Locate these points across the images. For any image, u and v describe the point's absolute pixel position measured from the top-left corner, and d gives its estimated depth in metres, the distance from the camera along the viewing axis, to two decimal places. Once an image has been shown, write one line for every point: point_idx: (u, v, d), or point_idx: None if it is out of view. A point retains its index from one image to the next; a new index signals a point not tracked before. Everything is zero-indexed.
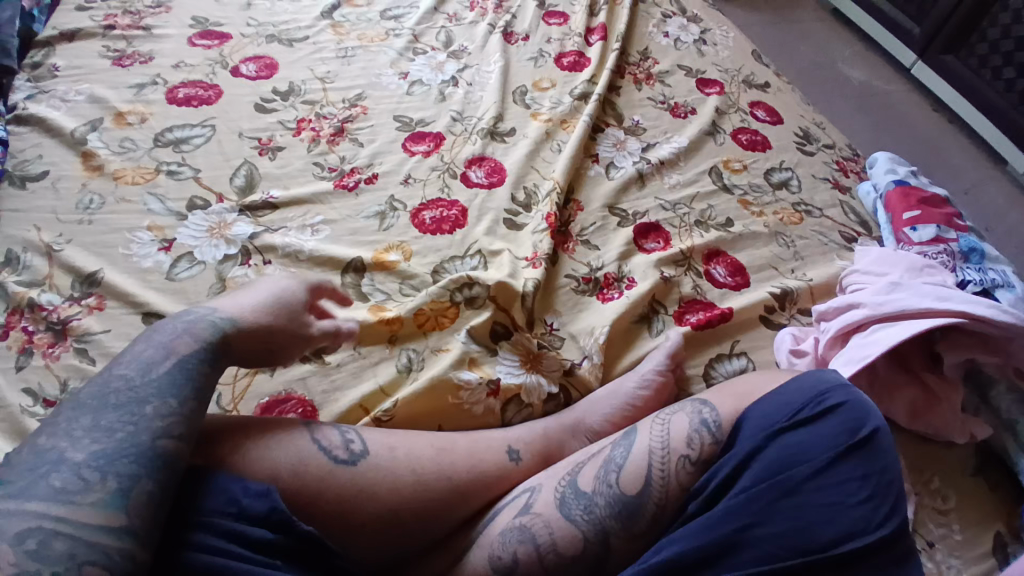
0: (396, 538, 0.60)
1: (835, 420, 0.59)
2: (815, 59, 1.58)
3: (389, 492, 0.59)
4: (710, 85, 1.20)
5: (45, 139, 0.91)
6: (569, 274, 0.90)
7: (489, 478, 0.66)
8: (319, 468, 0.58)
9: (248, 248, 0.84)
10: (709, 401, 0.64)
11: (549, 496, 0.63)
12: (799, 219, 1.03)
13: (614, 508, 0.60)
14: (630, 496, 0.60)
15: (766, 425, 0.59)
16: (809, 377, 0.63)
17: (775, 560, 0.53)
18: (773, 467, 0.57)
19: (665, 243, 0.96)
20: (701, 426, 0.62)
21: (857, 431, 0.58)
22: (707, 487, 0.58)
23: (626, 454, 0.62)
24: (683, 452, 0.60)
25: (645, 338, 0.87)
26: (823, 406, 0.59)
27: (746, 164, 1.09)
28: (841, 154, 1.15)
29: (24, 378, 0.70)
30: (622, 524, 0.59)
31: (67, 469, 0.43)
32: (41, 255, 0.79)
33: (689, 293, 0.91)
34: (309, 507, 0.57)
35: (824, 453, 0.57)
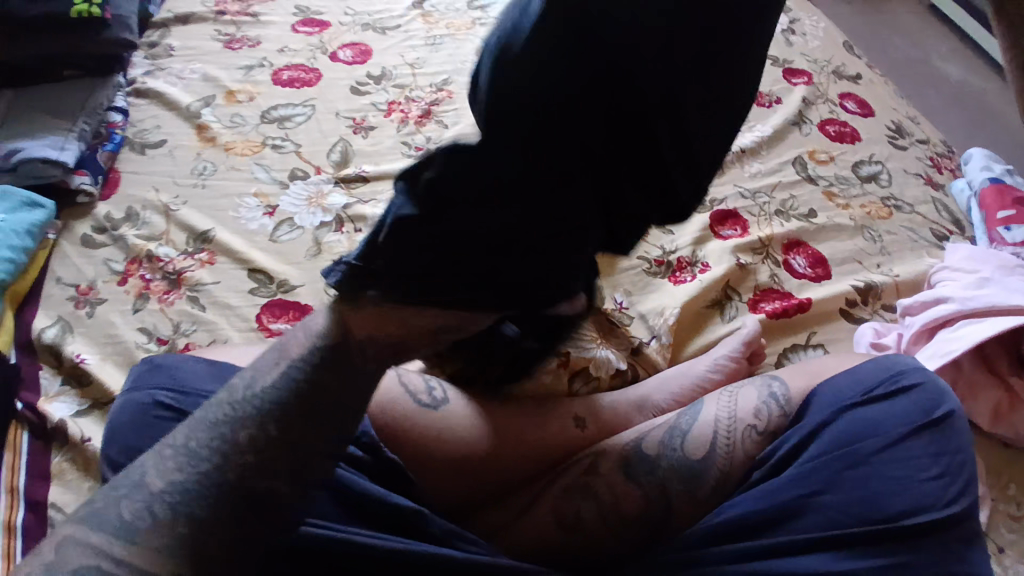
0: (469, 484, 0.65)
1: (909, 400, 0.61)
2: (914, 53, 1.50)
3: (463, 441, 0.65)
4: (798, 75, 1.17)
5: (162, 111, 1.00)
6: (641, 256, 0.91)
7: (555, 441, 0.68)
8: (405, 410, 0.65)
9: (343, 216, 0.90)
10: (779, 376, 0.68)
11: (613, 458, 0.65)
12: (887, 213, 0.99)
13: (679, 470, 0.62)
14: (696, 461, 0.63)
15: (840, 401, 0.62)
16: (885, 359, 0.65)
17: (842, 527, 0.56)
18: (842, 439, 0.59)
19: (742, 230, 0.95)
20: (769, 399, 0.65)
21: (931, 411, 0.60)
22: (773, 456, 0.62)
23: (693, 421, 0.64)
24: (751, 422, 0.64)
25: (717, 323, 0.86)
26: (897, 385, 0.62)
27: (833, 156, 1.06)
28: (935, 149, 1.10)
29: (141, 319, 0.79)
30: (686, 485, 0.62)
31: (142, 497, 0.42)
32: (159, 213, 0.88)
33: (766, 281, 0.90)
34: (396, 440, 0.65)
35: (894, 430, 0.59)
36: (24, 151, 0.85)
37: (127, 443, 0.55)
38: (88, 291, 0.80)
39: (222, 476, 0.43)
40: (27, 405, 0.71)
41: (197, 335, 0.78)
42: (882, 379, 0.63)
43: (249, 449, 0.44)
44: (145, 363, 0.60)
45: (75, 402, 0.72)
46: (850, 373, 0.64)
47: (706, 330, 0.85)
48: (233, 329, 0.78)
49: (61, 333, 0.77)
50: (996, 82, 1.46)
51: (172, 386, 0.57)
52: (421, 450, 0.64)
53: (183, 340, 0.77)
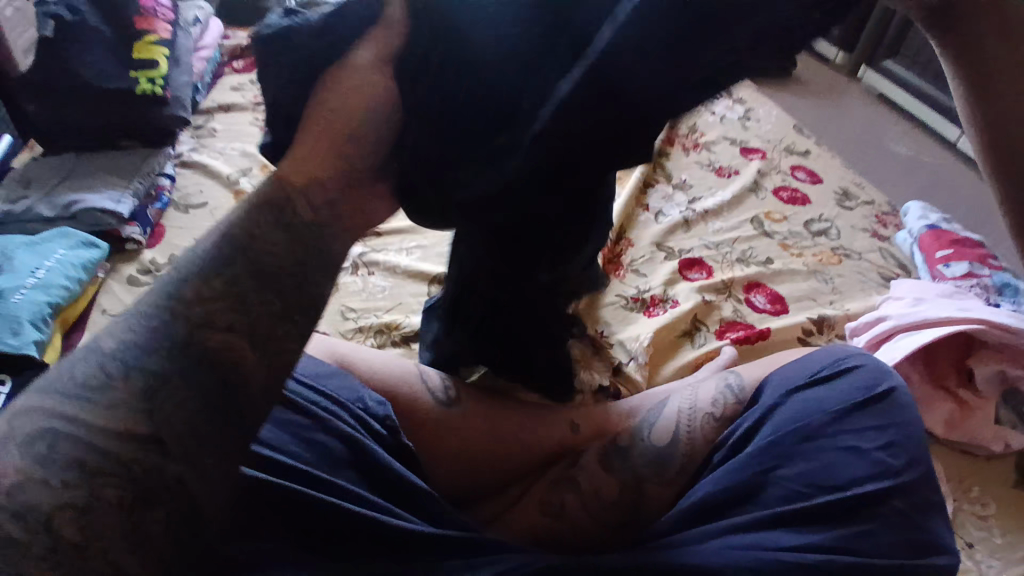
0: (471, 472, 0.71)
1: (852, 379, 0.70)
2: (862, 136, 1.68)
3: (471, 433, 0.72)
4: (753, 152, 1.34)
5: (204, 180, 1.16)
6: (618, 294, 1.02)
7: (551, 440, 0.73)
8: (422, 402, 0.73)
9: (357, 263, 1.04)
10: (735, 372, 0.77)
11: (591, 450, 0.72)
12: (838, 260, 1.11)
13: (648, 457, 0.70)
14: (662, 447, 0.70)
15: (789, 386, 0.71)
16: (829, 349, 0.75)
17: (800, 496, 0.62)
18: (791, 418, 0.67)
19: (708, 274, 1.07)
20: (725, 390, 0.74)
21: (874, 388, 0.68)
22: (731, 438, 0.69)
23: (658, 415, 0.73)
24: (708, 409, 0.73)
25: (687, 349, 0.96)
26: (839, 367, 0.71)
27: (787, 215, 1.20)
28: (879, 209, 1.24)
29: None
30: (654, 471, 0.69)
31: (94, 358, 0.37)
32: None
33: (730, 315, 1.00)
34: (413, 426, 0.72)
35: (838, 405, 0.67)
36: (84, 203, 0.99)
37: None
38: None
39: (172, 332, 0.38)
40: None
41: None
42: (825, 365, 0.72)
43: (192, 304, 0.39)
44: None
45: None
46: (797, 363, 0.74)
47: (678, 355, 0.95)
48: None
49: None
50: (937, 158, 1.63)
51: None
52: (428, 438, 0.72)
53: None
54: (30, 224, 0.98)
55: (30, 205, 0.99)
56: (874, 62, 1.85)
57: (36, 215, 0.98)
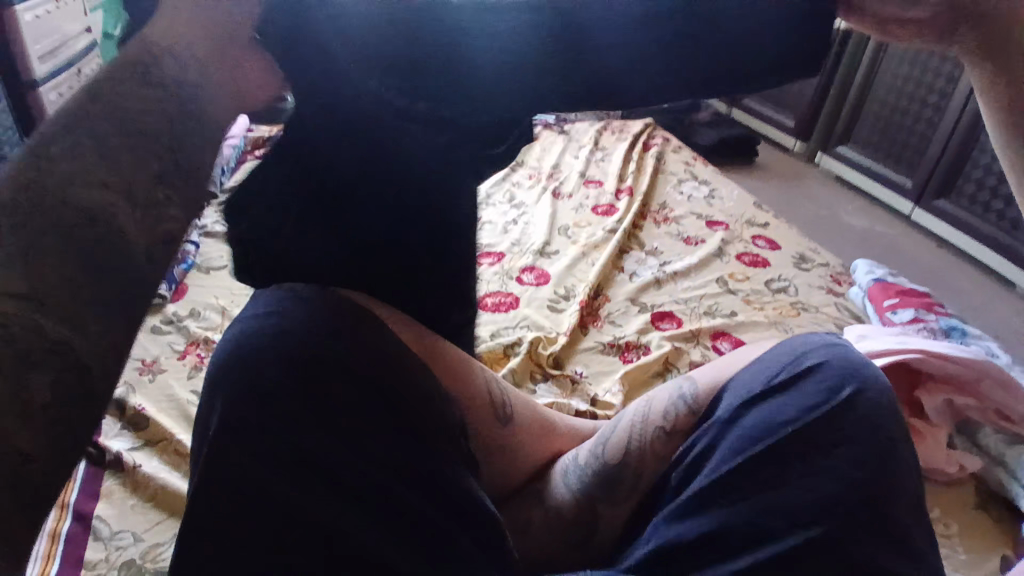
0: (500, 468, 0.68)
1: (815, 381, 0.63)
2: (820, 212, 1.85)
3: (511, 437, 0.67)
4: (717, 224, 1.49)
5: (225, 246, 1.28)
6: (596, 340, 1.13)
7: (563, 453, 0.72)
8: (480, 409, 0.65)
9: None
10: (691, 376, 0.71)
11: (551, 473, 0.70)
12: (796, 313, 1.22)
13: (598, 480, 0.67)
14: (612, 469, 0.67)
15: (744, 395, 0.65)
16: (789, 343, 0.68)
17: (760, 526, 0.58)
18: (748, 436, 0.61)
19: (678, 324, 1.18)
20: (678, 399, 0.69)
21: (838, 389, 0.62)
22: (688, 454, 0.65)
23: (609, 434, 0.69)
24: (658, 422, 0.68)
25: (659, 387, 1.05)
26: (799, 367, 0.64)
27: (749, 276, 1.33)
28: (834, 269, 1.37)
29: (194, 382, 0.96)
30: (606, 492, 0.67)
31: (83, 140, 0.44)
32: (217, 312, 1.11)
33: (699, 359, 1.10)
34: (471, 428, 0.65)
35: (799, 413, 0.61)
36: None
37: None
38: (152, 364, 0.99)
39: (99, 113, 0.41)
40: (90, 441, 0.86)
41: None
42: (783, 366, 0.65)
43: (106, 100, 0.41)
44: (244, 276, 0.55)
45: (130, 439, 0.87)
46: (755, 366, 0.67)
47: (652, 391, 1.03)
48: None
49: (125, 392, 0.93)
50: (891, 230, 1.79)
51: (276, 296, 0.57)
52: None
53: None
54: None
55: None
56: (829, 148, 2.05)
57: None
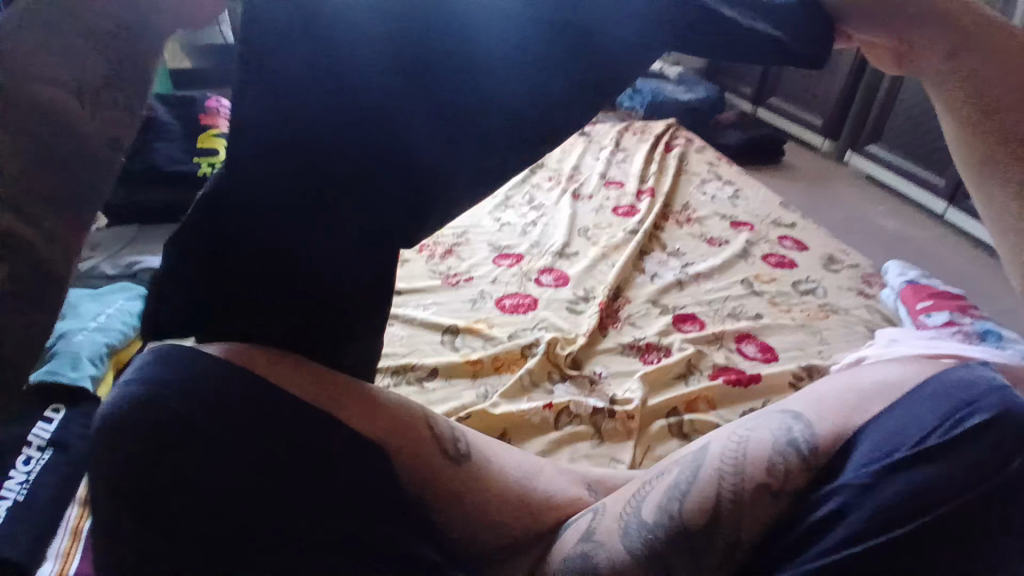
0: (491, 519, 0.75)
1: (976, 441, 0.56)
2: (849, 213, 1.80)
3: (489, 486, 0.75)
4: (741, 225, 1.46)
5: None
6: (616, 341, 1.10)
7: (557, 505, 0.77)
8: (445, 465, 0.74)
9: None
10: (803, 416, 0.66)
11: (610, 527, 0.68)
12: (824, 315, 1.18)
13: (677, 540, 0.63)
14: (692, 524, 0.63)
15: (880, 454, 0.59)
16: (943, 388, 0.62)
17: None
18: (898, 503, 0.56)
19: (700, 326, 1.15)
20: (787, 446, 0.64)
21: (1005, 458, 0.55)
22: (813, 519, 0.60)
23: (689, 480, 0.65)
24: (761, 476, 0.63)
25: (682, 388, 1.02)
26: (959, 422, 0.57)
27: (775, 277, 1.29)
28: (864, 271, 1.32)
29: None
30: (685, 556, 0.63)
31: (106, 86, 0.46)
32: None
33: (722, 361, 1.07)
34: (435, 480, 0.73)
35: (949, 485, 0.55)
36: (145, 264, 1.10)
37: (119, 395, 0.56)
38: None
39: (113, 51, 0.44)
40: None
41: None
42: (931, 419, 0.59)
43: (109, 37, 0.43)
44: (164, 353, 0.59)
45: None
46: (908, 415, 0.61)
47: (672, 392, 1.01)
48: None
49: None
50: (923, 231, 1.73)
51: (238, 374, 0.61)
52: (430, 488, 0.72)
53: None
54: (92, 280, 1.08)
55: (95, 265, 1.11)
56: (858, 147, 2.00)
57: (100, 272, 1.08)
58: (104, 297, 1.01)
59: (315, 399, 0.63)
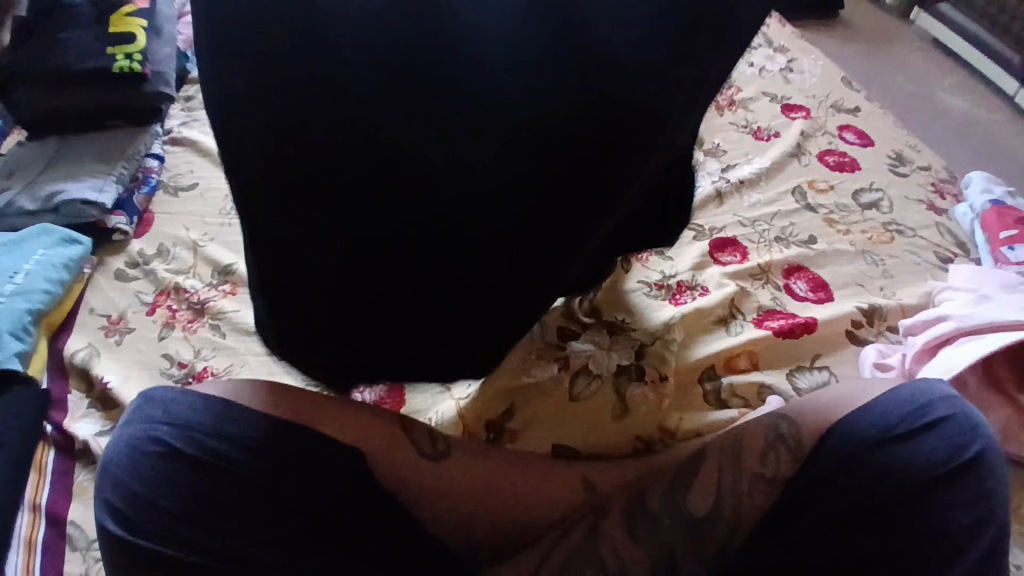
0: (502, 521, 0.69)
1: (935, 437, 0.64)
2: (913, 86, 1.51)
3: (480, 486, 0.69)
4: (795, 111, 1.20)
5: (194, 157, 1.07)
6: (641, 280, 0.93)
7: (560, 500, 0.70)
8: (409, 465, 0.67)
9: None
10: (788, 413, 0.67)
11: (617, 515, 0.66)
12: (889, 238, 1.00)
13: (682, 528, 0.65)
14: (700, 516, 0.65)
15: (857, 447, 0.64)
16: (908, 386, 0.68)
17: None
18: (869, 496, 0.63)
19: (742, 256, 0.97)
20: (779, 441, 0.66)
21: (960, 449, 0.64)
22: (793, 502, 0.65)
23: (692, 473, 0.66)
24: (756, 471, 0.65)
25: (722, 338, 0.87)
26: (923, 419, 0.65)
27: (833, 184, 1.08)
28: (936, 176, 1.11)
29: (165, 346, 0.83)
30: (691, 545, 0.64)
31: None
32: (188, 249, 0.94)
33: (768, 303, 0.91)
34: (411, 485, 0.67)
35: (911, 473, 0.63)
36: (65, 194, 0.91)
37: (115, 479, 0.60)
38: (119, 321, 0.86)
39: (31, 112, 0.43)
40: (56, 426, 0.76)
41: (216, 359, 0.82)
42: (900, 416, 0.66)
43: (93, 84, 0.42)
44: (143, 398, 0.64)
45: (98, 422, 0.77)
46: (877, 408, 0.66)
47: (709, 346, 0.86)
48: (249, 352, 0.83)
49: (89, 356, 0.82)
50: (998, 110, 1.47)
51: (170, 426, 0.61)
52: (438, 487, 0.68)
53: (203, 364, 0.82)
54: (12, 218, 0.91)
55: (11, 197, 0.93)
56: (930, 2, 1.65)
57: (17, 208, 0.91)
58: (22, 245, 0.85)
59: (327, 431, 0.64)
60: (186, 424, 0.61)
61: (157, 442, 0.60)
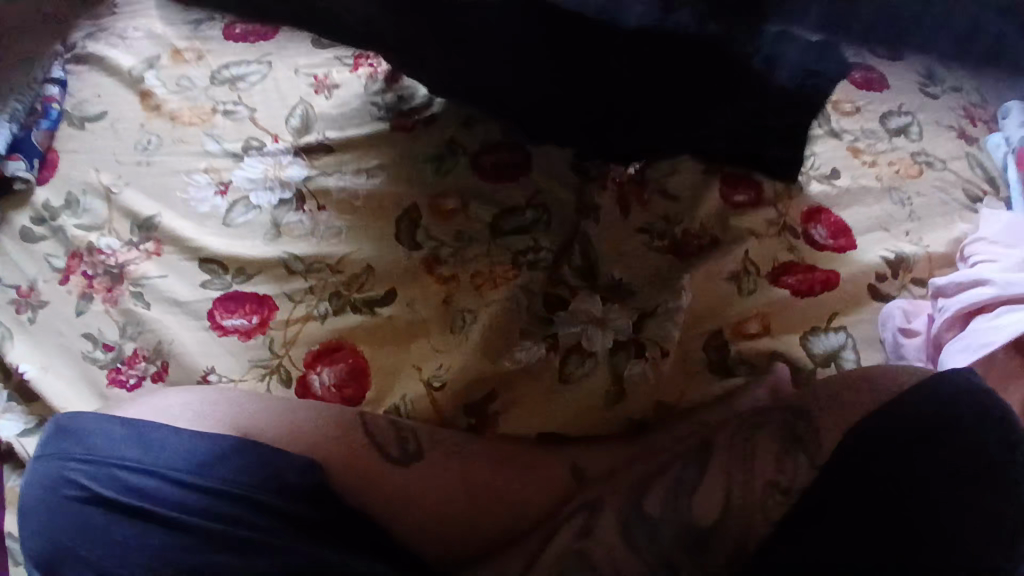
0: (484, 523, 0.61)
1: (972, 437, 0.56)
2: None
3: (454, 485, 0.61)
4: None
5: (105, 79, 0.92)
6: (643, 229, 0.80)
7: (548, 496, 0.64)
8: (373, 470, 0.59)
9: (304, 192, 0.81)
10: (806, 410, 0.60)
11: (611, 520, 0.58)
12: (917, 172, 0.88)
13: (683, 539, 0.56)
14: (704, 524, 0.56)
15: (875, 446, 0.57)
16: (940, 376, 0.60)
17: None
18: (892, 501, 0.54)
19: (758, 195, 0.83)
20: (786, 445, 0.58)
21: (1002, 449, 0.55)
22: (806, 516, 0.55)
23: (698, 475, 0.58)
24: (768, 478, 0.57)
25: (736, 300, 0.76)
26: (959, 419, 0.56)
27: (859, 105, 0.94)
28: (969, 96, 0.97)
29: (85, 323, 0.72)
30: (692, 556, 0.56)
31: None
32: (100, 198, 0.81)
33: (786, 256, 0.80)
34: (374, 497, 0.58)
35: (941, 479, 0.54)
36: None
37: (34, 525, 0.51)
38: (30, 293, 0.74)
39: None
40: None
41: (143, 338, 0.70)
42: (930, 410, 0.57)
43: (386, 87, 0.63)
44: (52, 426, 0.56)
45: (22, 418, 0.67)
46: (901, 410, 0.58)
47: (719, 310, 0.76)
48: (180, 328, 0.71)
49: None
50: None
51: (88, 459, 0.53)
52: (399, 501, 0.59)
53: (128, 345, 0.70)
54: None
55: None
56: None
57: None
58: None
59: (297, 448, 0.57)
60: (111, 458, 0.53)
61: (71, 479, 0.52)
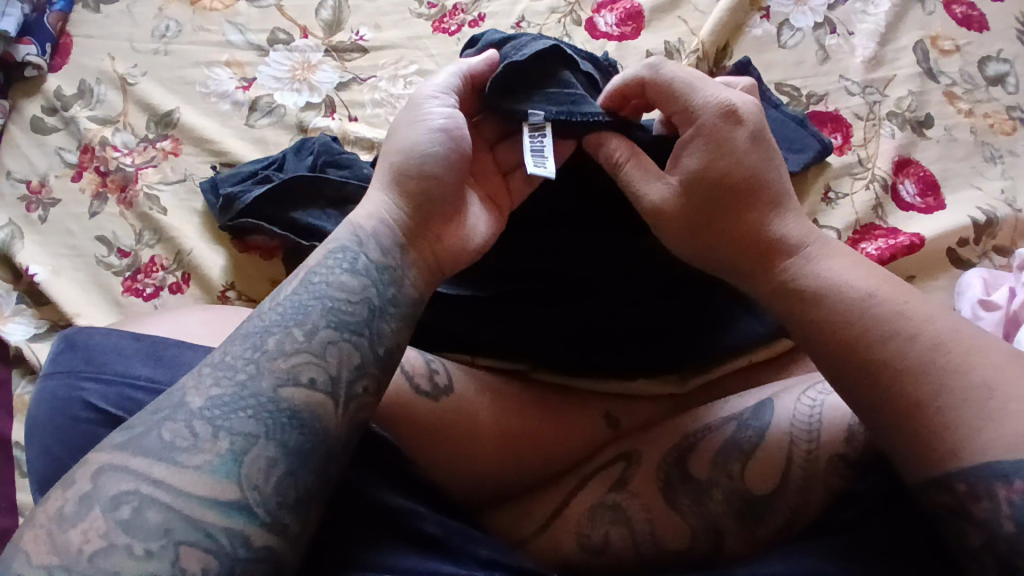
0: (507, 459, 0.60)
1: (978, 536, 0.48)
2: None
3: (490, 424, 0.60)
4: None
5: None
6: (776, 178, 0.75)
7: (571, 443, 0.62)
8: (401, 396, 0.58)
9: (334, 100, 0.74)
10: None
11: (650, 473, 0.58)
12: (1013, 128, 0.78)
13: (733, 504, 0.55)
14: (757, 493, 0.55)
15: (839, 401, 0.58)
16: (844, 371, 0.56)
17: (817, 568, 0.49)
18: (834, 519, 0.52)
19: (843, 141, 0.77)
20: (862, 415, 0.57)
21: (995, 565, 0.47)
22: (865, 494, 0.54)
23: (758, 433, 0.57)
24: (802, 440, 0.56)
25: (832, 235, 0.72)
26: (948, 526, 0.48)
27: (960, 44, 0.83)
28: None
29: (99, 225, 0.68)
30: (740, 522, 0.55)
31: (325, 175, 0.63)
32: (115, 88, 0.75)
33: (868, 212, 0.73)
34: (399, 429, 0.58)
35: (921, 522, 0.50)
36: None
37: (43, 444, 0.48)
38: (40, 189, 0.70)
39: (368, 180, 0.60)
40: None
41: (160, 247, 0.67)
42: None
43: None
44: (63, 339, 0.51)
45: (31, 322, 0.65)
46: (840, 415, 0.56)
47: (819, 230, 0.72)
48: (199, 237, 0.67)
49: (10, 237, 0.68)
50: None
51: (91, 374, 0.48)
52: (427, 433, 0.58)
53: (145, 252, 0.67)
54: None
55: None
56: None
57: None
58: None
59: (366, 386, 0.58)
60: (124, 376, 0.48)
61: (69, 400, 0.48)
